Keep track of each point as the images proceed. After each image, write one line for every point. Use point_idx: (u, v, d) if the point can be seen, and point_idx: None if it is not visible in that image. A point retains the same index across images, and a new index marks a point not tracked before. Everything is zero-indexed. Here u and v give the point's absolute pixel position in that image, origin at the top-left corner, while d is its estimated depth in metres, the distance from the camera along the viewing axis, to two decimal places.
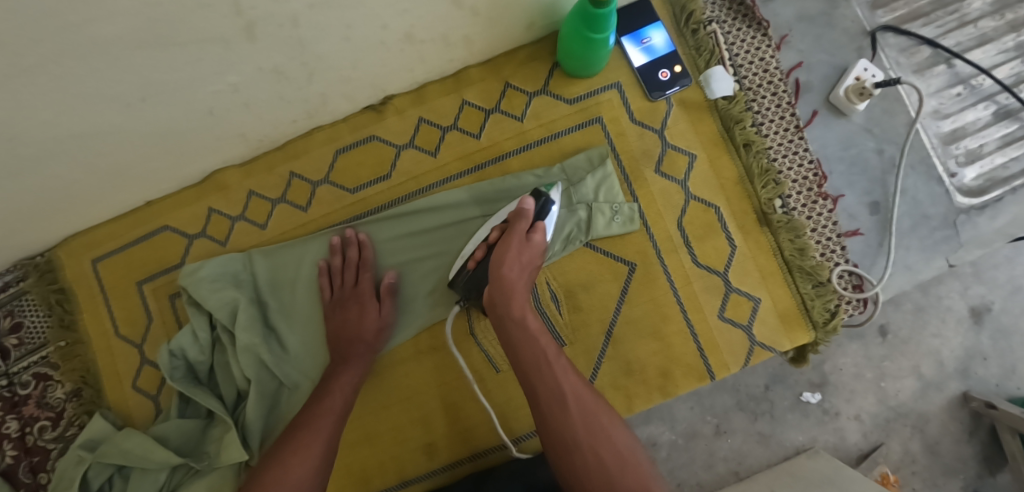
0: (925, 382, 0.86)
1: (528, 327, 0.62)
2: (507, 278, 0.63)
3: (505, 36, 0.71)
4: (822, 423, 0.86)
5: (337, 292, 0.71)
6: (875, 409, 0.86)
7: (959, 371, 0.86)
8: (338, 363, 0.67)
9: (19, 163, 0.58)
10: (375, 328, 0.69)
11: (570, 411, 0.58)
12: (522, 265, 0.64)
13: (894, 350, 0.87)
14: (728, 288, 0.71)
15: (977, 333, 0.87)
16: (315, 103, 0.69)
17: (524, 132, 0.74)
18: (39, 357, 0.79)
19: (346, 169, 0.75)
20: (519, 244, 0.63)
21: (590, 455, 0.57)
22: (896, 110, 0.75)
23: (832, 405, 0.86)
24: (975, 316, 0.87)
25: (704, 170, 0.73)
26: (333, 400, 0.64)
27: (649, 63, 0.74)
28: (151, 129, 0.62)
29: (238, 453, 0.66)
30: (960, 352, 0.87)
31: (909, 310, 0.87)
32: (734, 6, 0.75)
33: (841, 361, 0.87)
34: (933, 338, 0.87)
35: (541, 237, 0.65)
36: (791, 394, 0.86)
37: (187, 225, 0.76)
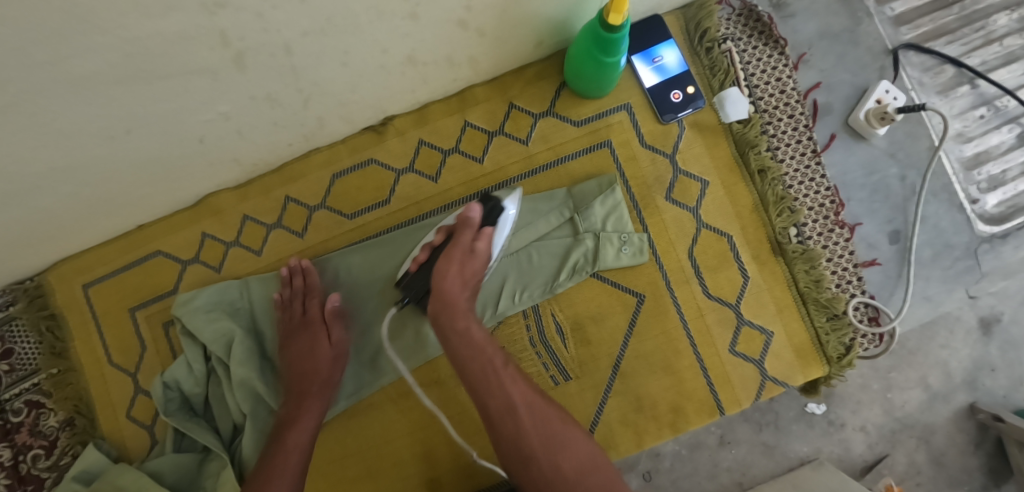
0: (932, 393, 0.78)
1: (472, 337, 0.58)
2: (450, 292, 0.60)
3: (512, 55, 0.68)
4: (827, 435, 0.79)
5: (287, 325, 0.68)
6: (881, 421, 0.79)
7: (967, 382, 0.78)
8: (294, 400, 0.64)
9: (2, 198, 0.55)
10: (329, 358, 0.66)
11: (523, 420, 0.55)
12: (464, 279, 0.61)
13: (902, 361, 0.79)
14: (740, 321, 0.69)
15: (986, 344, 0.78)
16: (312, 127, 0.66)
17: (530, 155, 0.71)
18: (31, 384, 0.77)
19: (345, 194, 0.71)
20: (462, 258, 0.61)
21: (546, 463, 0.54)
22: (919, 134, 0.71)
23: (839, 416, 0.79)
24: (983, 327, 0.78)
25: (717, 197, 0.70)
26: (291, 446, 0.60)
27: (661, 83, 0.70)
28: (140, 158, 0.59)
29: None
30: (969, 364, 0.78)
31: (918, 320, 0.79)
32: (751, 23, 0.71)
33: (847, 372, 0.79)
34: (942, 349, 0.78)
35: (485, 245, 0.62)
36: (797, 405, 0.79)
37: (180, 249, 0.73)
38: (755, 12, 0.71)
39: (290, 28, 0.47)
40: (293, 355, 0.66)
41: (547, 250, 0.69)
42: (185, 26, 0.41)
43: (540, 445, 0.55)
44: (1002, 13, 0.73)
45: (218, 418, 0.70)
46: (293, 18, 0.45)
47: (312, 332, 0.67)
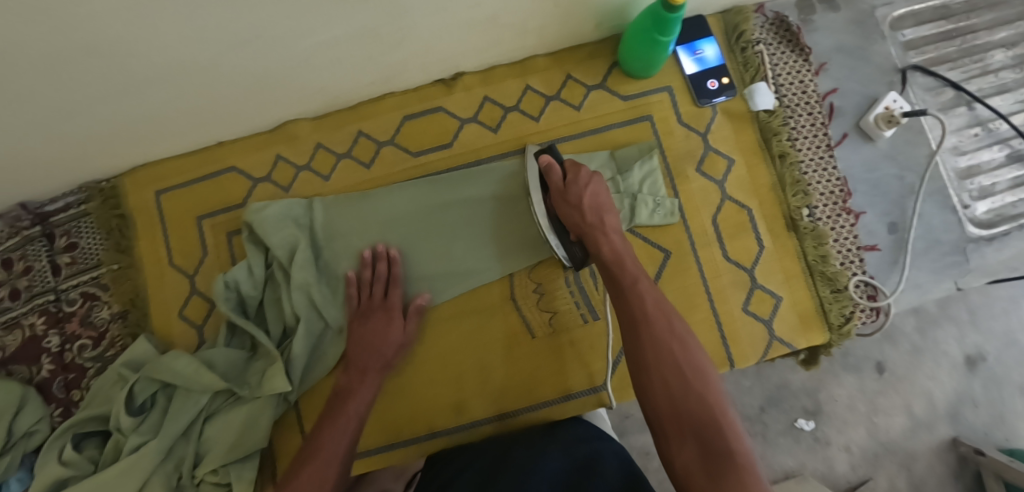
0: (915, 421, 0.95)
1: (621, 258, 0.61)
2: (575, 222, 0.65)
3: (574, 31, 0.78)
4: (813, 450, 0.94)
5: (362, 303, 0.73)
6: (865, 443, 0.95)
7: (949, 415, 0.95)
8: (356, 377, 0.69)
9: (125, 85, 0.63)
10: (395, 345, 0.72)
11: (641, 333, 0.54)
12: (591, 203, 0.65)
13: (889, 387, 0.96)
14: (753, 284, 0.77)
15: (970, 380, 0.96)
16: (395, 68, 0.75)
17: (579, 120, 0.80)
18: (90, 277, 0.82)
19: (412, 134, 0.80)
20: (560, 193, 0.66)
21: (655, 379, 0.51)
22: (920, 143, 0.82)
23: (824, 434, 0.95)
24: (969, 364, 0.96)
25: (741, 175, 0.79)
26: (350, 416, 0.66)
27: (699, 72, 0.81)
28: (252, 72, 0.67)
29: (281, 384, 0.70)
30: (952, 396, 0.95)
31: (906, 351, 0.97)
32: (781, 31, 0.82)
33: (836, 393, 0.96)
34: (927, 380, 0.96)
35: (580, 174, 0.66)
36: (786, 419, 0.95)
37: (253, 168, 0.81)
38: (785, 22, 0.82)
39: None
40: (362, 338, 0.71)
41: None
42: None
43: (665, 349, 0.53)
44: (998, 50, 0.85)
45: (272, 320, 0.76)
46: None
47: (380, 317, 0.71)
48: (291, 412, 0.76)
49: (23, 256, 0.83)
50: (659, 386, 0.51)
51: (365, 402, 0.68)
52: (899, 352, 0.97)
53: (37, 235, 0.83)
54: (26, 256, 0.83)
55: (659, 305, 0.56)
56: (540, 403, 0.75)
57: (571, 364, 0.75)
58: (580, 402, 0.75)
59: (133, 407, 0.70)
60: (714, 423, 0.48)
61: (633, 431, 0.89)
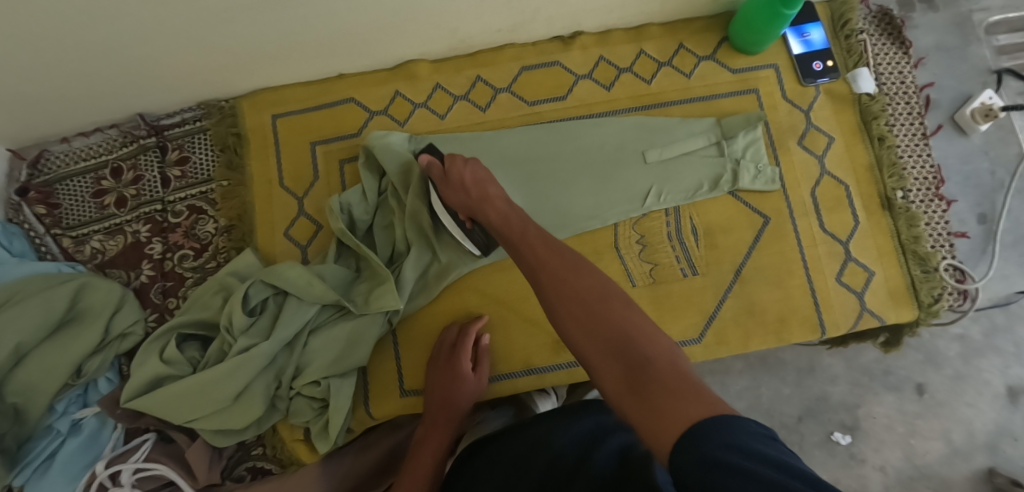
0: (953, 449, 0.96)
1: (509, 219, 0.59)
2: (468, 206, 0.65)
3: (695, 2, 0.81)
4: (847, 466, 0.98)
5: (434, 358, 0.74)
6: (900, 465, 0.97)
7: (987, 445, 0.96)
8: (427, 428, 0.72)
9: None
10: (466, 396, 0.72)
11: (538, 272, 0.49)
12: (465, 183, 0.66)
13: (928, 410, 0.98)
14: (848, 257, 0.79)
15: (1012, 412, 0.97)
16: (526, 17, 0.78)
17: (689, 87, 0.83)
18: (198, 191, 0.84)
19: (528, 84, 0.83)
20: (444, 181, 0.69)
21: (567, 306, 0.45)
22: (1010, 141, 0.85)
23: (860, 452, 0.98)
24: (1011, 395, 0.97)
25: (841, 152, 0.82)
26: (422, 468, 0.68)
27: (806, 53, 0.84)
28: (399, 2, 0.68)
29: (392, 300, 0.71)
30: (992, 427, 0.97)
31: (948, 376, 0.99)
32: (883, 24, 0.86)
33: (875, 411, 0.99)
34: (967, 408, 0.97)
35: (452, 162, 0.68)
36: (822, 431, 0.99)
37: (371, 101, 0.84)
38: (888, 16, 0.86)
39: None
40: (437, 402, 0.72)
41: (700, 165, 0.80)
42: None
43: (579, 279, 0.46)
44: None
45: (380, 246, 0.77)
46: None
47: (456, 376, 0.71)
48: (389, 337, 0.77)
49: (134, 166, 0.86)
50: (573, 318, 0.44)
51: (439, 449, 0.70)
52: (942, 377, 0.99)
53: (152, 146, 0.86)
54: (137, 166, 0.86)
55: (562, 247, 0.51)
56: None
57: (669, 316, 0.77)
58: None
59: (246, 309, 0.71)
60: (637, 333, 0.41)
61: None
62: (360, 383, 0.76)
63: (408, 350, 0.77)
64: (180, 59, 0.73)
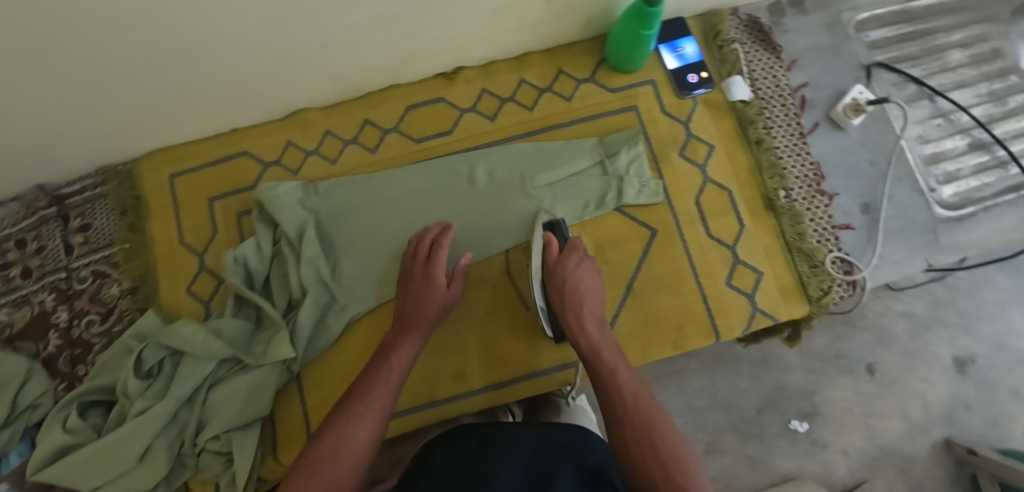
0: (912, 425, 1.02)
1: (585, 321, 0.64)
2: (572, 306, 0.65)
3: (567, 29, 0.84)
4: (810, 453, 1.00)
5: (408, 267, 0.73)
6: (863, 446, 1.01)
7: (945, 417, 1.02)
8: (399, 333, 0.67)
9: (163, 56, 0.67)
10: (440, 308, 0.70)
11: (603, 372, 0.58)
12: (587, 288, 0.66)
13: (884, 389, 1.03)
14: (736, 260, 0.81)
15: (964, 383, 1.03)
16: (403, 59, 0.81)
17: (573, 109, 0.86)
18: (101, 256, 0.85)
19: (415, 122, 0.85)
20: (552, 271, 0.67)
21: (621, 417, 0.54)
22: (887, 132, 0.88)
23: (821, 437, 1.01)
24: (960, 367, 1.04)
25: (721, 159, 0.85)
26: (389, 372, 0.62)
27: (680, 67, 0.88)
28: (275, 52, 0.72)
29: (287, 350, 0.72)
30: (947, 400, 1.03)
31: (899, 353, 1.04)
32: (754, 32, 0.90)
33: (832, 395, 1.03)
34: (920, 382, 1.03)
35: (574, 252, 0.68)
36: (782, 421, 1.01)
37: (265, 152, 0.86)
38: (757, 24, 0.90)
39: None
40: (403, 322, 0.68)
41: (585, 185, 0.82)
42: None
43: (635, 397, 0.55)
44: (956, 50, 0.93)
45: (276, 294, 0.78)
46: None
47: (427, 282, 0.70)
48: (294, 382, 0.78)
49: (37, 236, 0.86)
50: (628, 431, 0.53)
51: (406, 357, 0.64)
52: (893, 355, 1.04)
53: (53, 215, 0.86)
54: (40, 236, 0.86)
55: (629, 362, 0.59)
56: (536, 371, 0.77)
57: None
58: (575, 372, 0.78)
59: (142, 371, 0.72)
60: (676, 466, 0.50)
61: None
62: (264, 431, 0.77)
63: (312, 394, 0.78)
64: (67, 126, 0.75)
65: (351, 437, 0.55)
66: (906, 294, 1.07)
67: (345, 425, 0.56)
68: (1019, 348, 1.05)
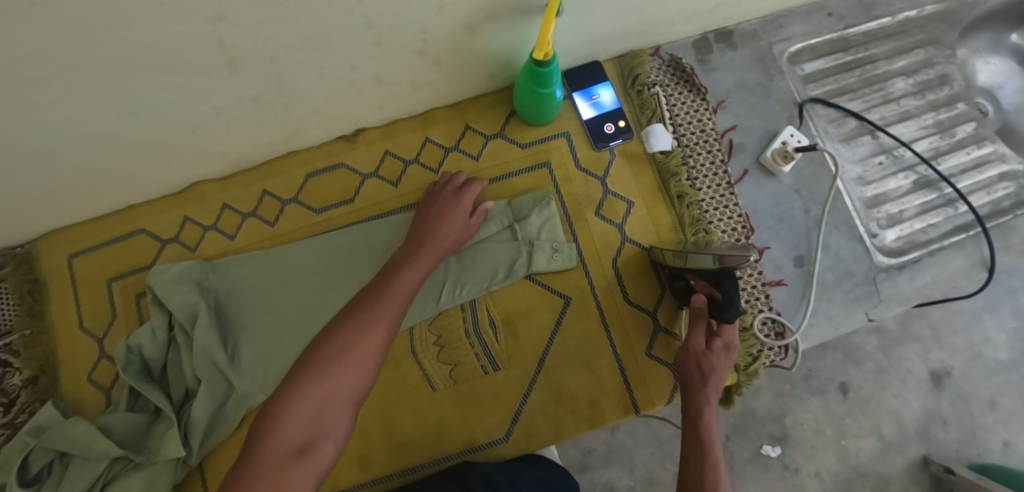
0: (885, 443, 0.96)
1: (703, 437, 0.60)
2: (706, 397, 0.63)
3: (468, 85, 0.79)
4: (783, 478, 0.95)
5: (426, 205, 0.73)
6: (836, 468, 0.95)
7: (919, 433, 0.96)
8: (409, 257, 0.63)
9: (18, 157, 0.65)
10: (460, 233, 0.71)
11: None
12: (717, 377, 0.65)
13: (855, 408, 0.97)
14: (657, 327, 0.76)
15: (938, 397, 0.97)
16: (291, 129, 0.76)
17: (479, 169, 0.81)
18: (2, 343, 0.82)
19: (314, 191, 0.81)
20: (698, 356, 0.66)
21: None
22: (822, 175, 0.82)
23: (792, 461, 0.95)
24: (936, 380, 0.98)
25: (641, 216, 0.79)
26: (400, 284, 0.57)
27: (597, 116, 0.82)
28: (144, 140, 0.69)
29: (176, 448, 0.70)
30: (921, 415, 0.97)
31: (870, 370, 0.98)
32: (677, 73, 0.83)
33: (803, 417, 0.97)
34: (893, 399, 0.97)
35: (721, 342, 0.66)
36: (752, 446, 0.96)
37: (162, 230, 0.83)
38: (680, 64, 0.83)
39: (276, 42, 0.57)
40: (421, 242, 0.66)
41: (493, 254, 0.76)
42: (192, 30, 0.51)
43: None
44: (898, 78, 0.85)
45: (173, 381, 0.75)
46: (276, 34, 0.56)
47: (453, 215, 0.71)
48: (196, 472, 0.76)
49: None
50: None
51: (417, 274, 0.60)
52: (864, 372, 0.99)
53: None
54: None
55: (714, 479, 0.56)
56: (443, 456, 0.74)
57: (474, 415, 0.74)
58: (484, 455, 0.74)
59: (28, 477, 0.70)
60: None
61: (596, 466, 0.91)
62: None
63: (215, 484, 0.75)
64: None
65: (353, 357, 0.49)
66: None
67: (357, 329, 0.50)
68: (996, 358, 0.98)
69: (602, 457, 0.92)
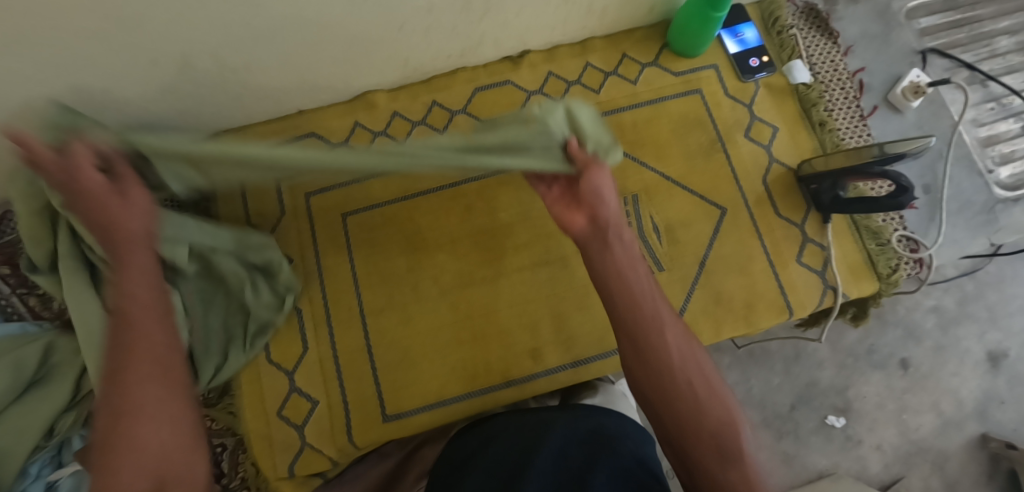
0: (945, 420, 1.01)
1: (626, 280, 0.51)
2: (604, 210, 0.51)
3: (632, 15, 0.86)
4: (846, 449, 0.99)
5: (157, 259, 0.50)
6: (897, 442, 1.00)
7: (977, 412, 1.01)
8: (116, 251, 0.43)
9: (242, 40, 0.65)
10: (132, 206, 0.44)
11: (658, 337, 0.49)
12: (607, 190, 0.51)
13: (915, 384, 1.02)
14: (805, 238, 0.82)
15: (995, 376, 1.02)
16: (473, 41, 0.82)
17: (637, 93, 0.87)
18: None
19: (483, 104, 0.87)
20: (567, 201, 0.54)
21: (653, 383, 0.49)
22: (942, 115, 0.90)
23: (855, 433, 1.00)
24: (992, 360, 1.03)
25: (785, 140, 0.86)
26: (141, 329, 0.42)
27: (742, 52, 0.89)
28: (352, 35, 0.72)
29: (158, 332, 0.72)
30: (979, 394, 1.02)
31: (930, 347, 1.03)
32: (811, 18, 0.92)
33: (865, 390, 1.02)
34: (952, 377, 1.02)
35: (591, 172, 0.51)
36: (816, 417, 1.00)
37: (332, 134, 0.86)
38: (814, 10, 0.92)
39: None
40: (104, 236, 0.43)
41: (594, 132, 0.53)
42: None
43: (671, 375, 0.49)
44: (1002, 37, 0.95)
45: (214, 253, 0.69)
46: None
47: (142, 245, 0.45)
48: (368, 363, 0.78)
49: None
50: (644, 386, 0.49)
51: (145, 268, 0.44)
52: (924, 349, 1.03)
53: None
54: None
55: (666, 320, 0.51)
56: (612, 350, 0.78)
57: None
58: None
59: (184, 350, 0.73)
60: (694, 408, 0.48)
61: None
62: (314, 409, 0.77)
63: (388, 372, 0.77)
64: None
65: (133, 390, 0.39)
66: (935, 289, 1.05)
67: (163, 476, 0.37)
68: None
69: None
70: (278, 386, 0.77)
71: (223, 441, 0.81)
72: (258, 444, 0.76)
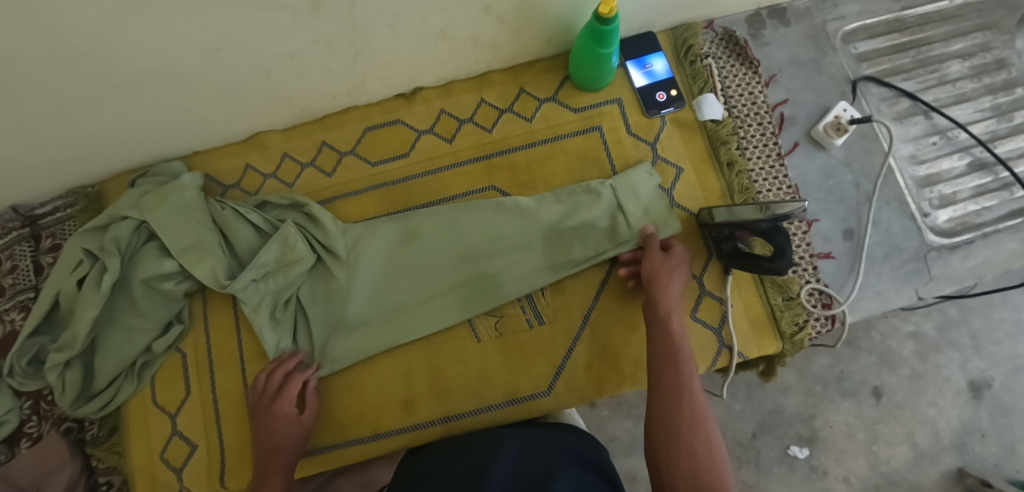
0: (919, 452, 0.90)
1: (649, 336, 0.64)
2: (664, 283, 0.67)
3: (527, 47, 0.81)
4: (810, 480, 0.90)
5: None
6: (866, 474, 0.90)
7: (956, 444, 0.90)
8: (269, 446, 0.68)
9: (116, 85, 0.68)
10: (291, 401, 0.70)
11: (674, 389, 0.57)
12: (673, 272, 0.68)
13: (888, 414, 0.91)
14: (702, 291, 0.76)
15: (977, 407, 0.91)
16: (356, 82, 0.79)
17: (533, 130, 0.83)
18: None
19: (373, 144, 0.84)
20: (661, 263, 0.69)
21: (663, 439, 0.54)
22: (875, 149, 0.82)
23: (821, 464, 0.91)
24: (974, 390, 0.92)
25: (690, 182, 0.80)
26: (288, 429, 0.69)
27: (648, 84, 0.83)
28: (218, 80, 0.71)
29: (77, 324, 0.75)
30: (958, 426, 0.91)
31: (906, 375, 0.93)
32: (729, 46, 0.84)
33: (832, 419, 0.92)
34: (930, 407, 0.91)
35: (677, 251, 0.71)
36: (779, 446, 0.91)
37: (223, 175, 0.86)
38: (733, 37, 0.84)
39: None
40: None
41: (576, 211, 0.75)
42: None
43: (681, 427, 0.55)
44: (954, 61, 0.85)
45: (254, 303, 0.73)
46: None
47: None
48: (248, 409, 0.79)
49: (9, 256, 0.89)
50: (659, 436, 0.55)
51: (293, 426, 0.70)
52: (899, 377, 0.93)
53: (25, 235, 0.89)
54: (12, 255, 0.89)
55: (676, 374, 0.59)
56: (484, 405, 0.75)
57: (518, 367, 0.75)
58: (525, 406, 0.75)
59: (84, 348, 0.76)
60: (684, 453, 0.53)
61: (620, 455, 0.91)
62: (193, 451, 0.79)
63: None
64: (23, 154, 0.77)
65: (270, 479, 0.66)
66: (915, 313, 0.94)
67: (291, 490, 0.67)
68: None
69: (625, 445, 0.92)
70: (161, 429, 0.79)
71: (110, 479, 0.82)
72: (142, 483, 0.79)
